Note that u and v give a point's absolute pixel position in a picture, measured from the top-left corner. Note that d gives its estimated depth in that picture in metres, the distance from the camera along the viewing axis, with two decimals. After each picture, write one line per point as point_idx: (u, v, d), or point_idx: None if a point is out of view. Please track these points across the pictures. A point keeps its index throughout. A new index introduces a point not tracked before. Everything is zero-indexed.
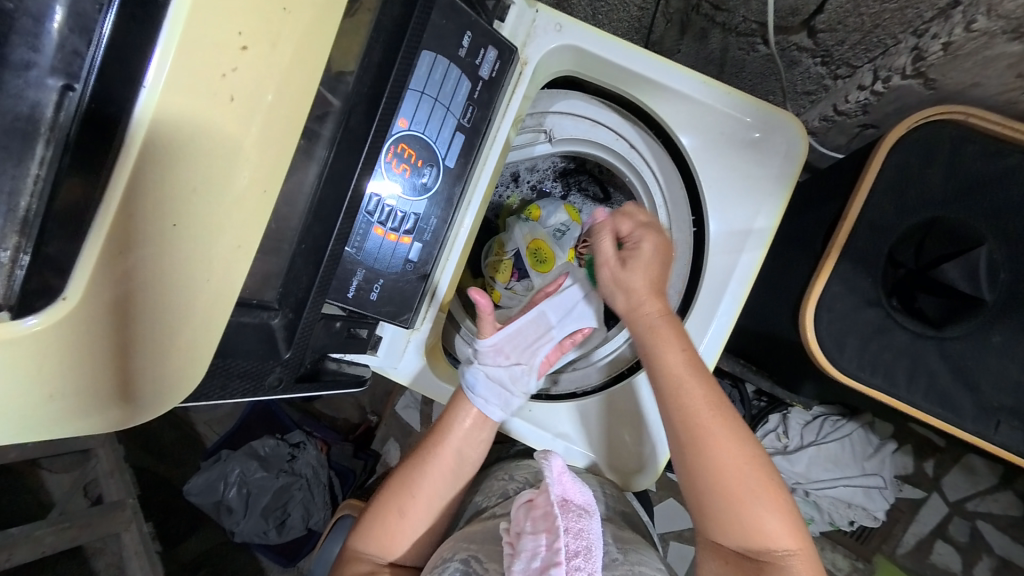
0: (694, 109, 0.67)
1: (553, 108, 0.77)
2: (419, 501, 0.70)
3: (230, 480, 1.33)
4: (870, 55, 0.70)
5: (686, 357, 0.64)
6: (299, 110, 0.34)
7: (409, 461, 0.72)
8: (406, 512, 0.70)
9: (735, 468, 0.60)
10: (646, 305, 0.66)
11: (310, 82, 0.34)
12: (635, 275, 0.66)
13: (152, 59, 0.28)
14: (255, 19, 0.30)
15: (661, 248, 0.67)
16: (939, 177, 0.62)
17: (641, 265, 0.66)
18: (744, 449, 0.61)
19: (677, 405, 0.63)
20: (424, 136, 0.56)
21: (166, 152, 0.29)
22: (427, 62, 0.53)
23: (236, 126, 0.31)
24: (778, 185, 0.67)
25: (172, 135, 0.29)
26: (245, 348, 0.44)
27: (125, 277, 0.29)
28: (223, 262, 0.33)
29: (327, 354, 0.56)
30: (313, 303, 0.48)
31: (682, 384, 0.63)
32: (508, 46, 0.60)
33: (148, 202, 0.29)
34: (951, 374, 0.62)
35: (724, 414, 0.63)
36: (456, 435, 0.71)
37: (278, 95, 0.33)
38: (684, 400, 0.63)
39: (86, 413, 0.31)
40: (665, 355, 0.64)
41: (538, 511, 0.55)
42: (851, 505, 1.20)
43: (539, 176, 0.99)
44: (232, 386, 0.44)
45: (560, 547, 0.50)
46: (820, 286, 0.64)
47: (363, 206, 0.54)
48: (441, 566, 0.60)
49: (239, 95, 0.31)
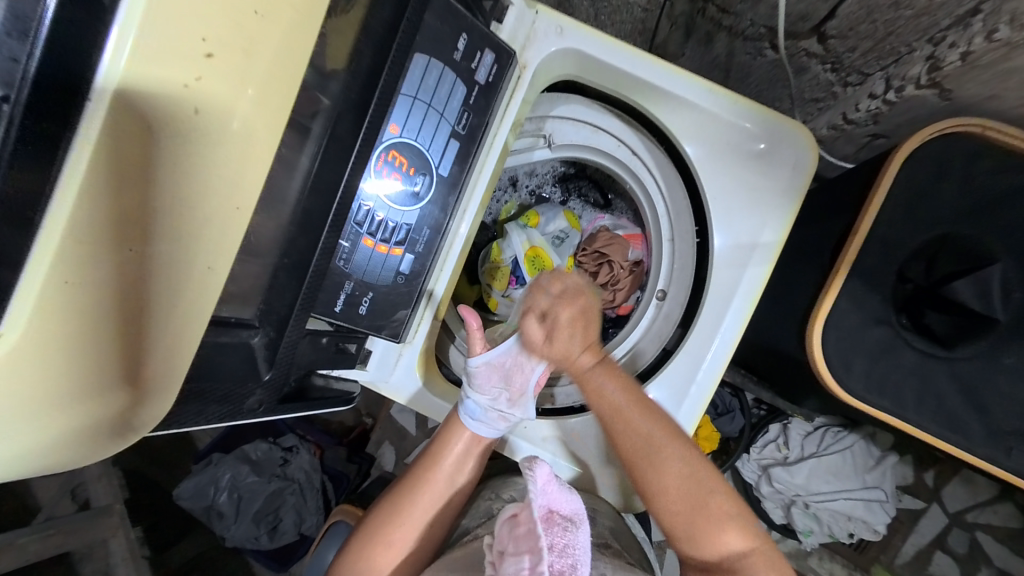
0: (699, 118, 0.65)
1: (553, 112, 0.75)
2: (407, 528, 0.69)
3: (221, 484, 1.31)
4: (882, 63, 0.67)
5: (625, 398, 0.63)
6: (275, 113, 0.34)
7: (398, 484, 0.71)
8: (397, 532, 0.68)
9: (681, 495, 0.60)
10: (579, 355, 0.64)
11: (288, 89, 0.34)
12: (558, 334, 0.63)
13: (98, 66, 0.26)
14: (222, 24, 0.29)
15: (589, 310, 0.64)
16: (952, 191, 0.60)
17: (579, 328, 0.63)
18: (688, 467, 0.61)
19: (622, 431, 0.62)
20: (417, 143, 0.53)
21: (124, 165, 0.28)
22: (421, 66, 0.51)
23: (209, 138, 0.31)
24: (784, 197, 0.64)
25: (122, 156, 0.28)
26: (223, 369, 0.41)
27: (90, 301, 0.29)
28: (195, 276, 0.33)
29: (314, 371, 0.54)
30: (297, 319, 0.45)
31: (622, 418, 0.62)
32: (507, 49, 0.58)
33: (100, 226, 0.28)
34: (963, 397, 0.60)
35: (666, 440, 0.61)
36: (449, 459, 0.70)
37: (258, 92, 0.32)
38: (627, 430, 0.62)
39: (57, 449, 0.31)
40: (606, 395, 0.63)
41: (522, 529, 0.52)
42: (851, 518, 1.18)
43: (538, 181, 0.96)
44: (210, 411, 0.41)
45: (544, 569, 0.47)
46: (828, 303, 0.62)
47: (352, 215, 0.52)
48: None
49: (203, 105, 0.30)
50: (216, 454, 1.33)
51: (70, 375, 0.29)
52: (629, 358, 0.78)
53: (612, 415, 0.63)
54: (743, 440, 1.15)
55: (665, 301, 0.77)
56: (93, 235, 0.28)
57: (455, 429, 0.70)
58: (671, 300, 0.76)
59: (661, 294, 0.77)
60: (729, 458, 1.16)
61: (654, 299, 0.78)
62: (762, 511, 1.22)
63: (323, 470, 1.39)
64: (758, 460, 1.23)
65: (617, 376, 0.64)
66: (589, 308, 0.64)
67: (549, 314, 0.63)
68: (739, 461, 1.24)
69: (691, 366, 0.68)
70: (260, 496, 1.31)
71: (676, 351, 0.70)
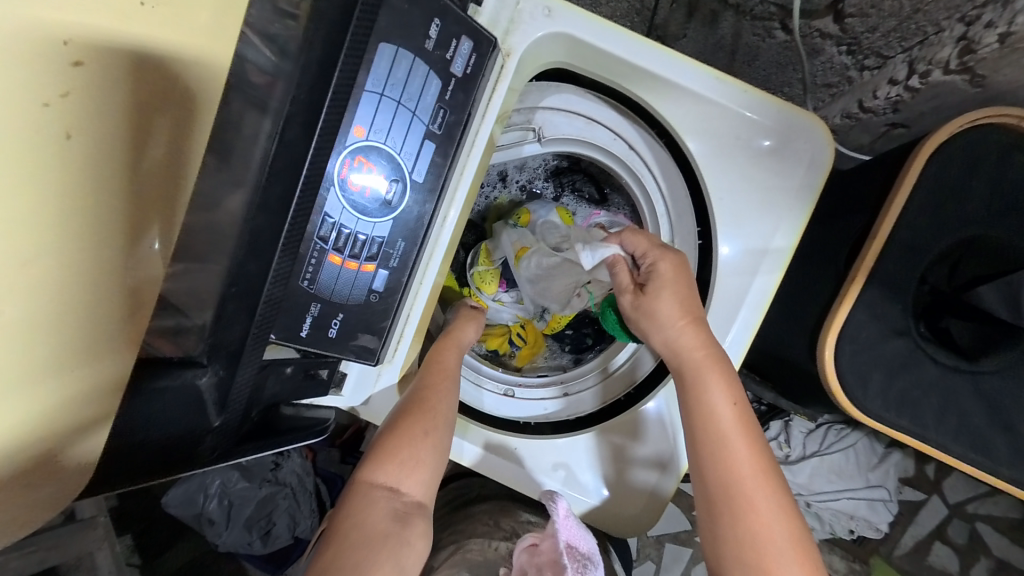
0: (704, 110, 0.58)
1: (543, 103, 0.68)
2: (413, 469, 0.56)
3: (211, 492, 1.26)
4: (907, 44, 0.62)
5: (728, 395, 0.53)
6: (167, 114, 0.33)
7: (394, 420, 0.58)
8: (412, 465, 0.56)
9: (772, 543, 0.47)
10: (685, 330, 0.56)
11: (183, 97, 0.34)
12: (659, 305, 0.56)
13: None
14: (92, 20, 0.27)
15: (684, 272, 0.58)
16: (981, 191, 0.54)
17: (674, 286, 0.57)
18: (785, 511, 0.49)
19: (715, 447, 0.52)
20: (387, 146, 0.47)
21: (21, 167, 0.25)
22: (387, 57, 0.45)
23: (109, 155, 0.29)
24: (797, 198, 0.58)
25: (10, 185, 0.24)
26: (166, 417, 0.37)
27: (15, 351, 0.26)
28: (115, 310, 0.32)
29: (280, 403, 0.49)
30: (250, 353, 0.40)
31: (722, 429, 0.52)
32: (487, 36, 0.51)
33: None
34: (986, 413, 0.55)
35: (764, 464, 0.51)
36: (446, 386, 0.63)
37: (141, 82, 0.30)
38: (721, 439, 0.52)
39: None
40: (708, 397, 0.53)
41: (542, 559, 0.52)
42: (853, 517, 1.16)
43: (529, 176, 0.90)
44: (154, 464, 0.37)
45: None
46: (845, 312, 0.56)
47: (314, 229, 0.46)
48: None
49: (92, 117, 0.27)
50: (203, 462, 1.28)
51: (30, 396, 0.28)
52: (624, 369, 0.74)
53: (709, 418, 0.53)
54: None
55: None
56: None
57: (444, 359, 0.66)
58: None
59: None
60: None
61: None
62: None
63: (316, 472, 1.40)
64: None
65: (724, 371, 0.55)
66: (686, 272, 0.58)
67: (647, 265, 0.58)
68: None
69: None
70: (251, 502, 1.28)
71: None
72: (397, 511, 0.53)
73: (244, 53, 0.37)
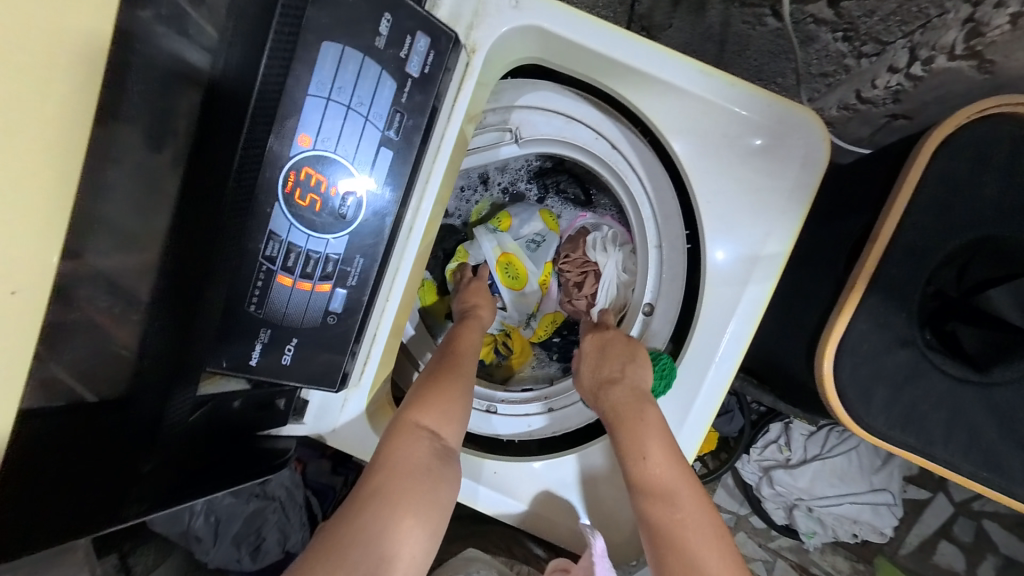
0: (688, 106, 0.54)
1: (519, 101, 0.64)
2: (452, 417, 0.57)
3: (197, 508, 1.22)
4: (908, 28, 0.56)
5: (667, 455, 0.53)
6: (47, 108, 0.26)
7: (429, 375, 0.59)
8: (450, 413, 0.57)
9: None
10: (623, 390, 0.57)
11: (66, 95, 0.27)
12: (593, 377, 0.61)
13: None
14: None
15: (619, 340, 0.62)
16: (993, 187, 0.50)
17: (612, 352, 0.61)
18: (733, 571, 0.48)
19: (655, 510, 0.51)
20: (338, 155, 0.43)
21: None
22: (332, 57, 0.40)
23: None
24: (791, 199, 0.54)
25: None
26: (89, 463, 0.33)
27: None
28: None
29: (233, 437, 0.46)
30: (180, 395, 0.38)
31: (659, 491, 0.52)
32: (446, 32, 0.46)
33: None
34: (998, 429, 0.51)
35: (705, 526, 0.50)
36: (471, 349, 0.64)
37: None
38: (686, 551, 0.49)
39: None
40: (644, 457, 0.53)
41: None
42: (857, 521, 1.12)
43: (512, 177, 0.86)
44: (78, 523, 0.33)
45: None
46: (843, 322, 0.52)
47: (261, 250, 0.42)
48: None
49: None
50: None
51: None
52: None
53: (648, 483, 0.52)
54: (743, 439, 1.12)
55: (653, 317, 0.67)
56: None
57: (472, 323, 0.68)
58: (659, 316, 0.66)
59: (648, 308, 0.67)
60: (729, 459, 1.12)
61: (640, 314, 0.68)
62: (762, 510, 1.18)
63: (305, 485, 1.42)
64: (759, 461, 1.17)
65: (661, 427, 0.55)
66: (620, 340, 0.62)
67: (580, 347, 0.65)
68: (739, 462, 1.19)
69: (683, 405, 0.59)
70: (240, 517, 1.26)
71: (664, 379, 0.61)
72: (434, 452, 0.53)
73: (185, 54, 0.33)
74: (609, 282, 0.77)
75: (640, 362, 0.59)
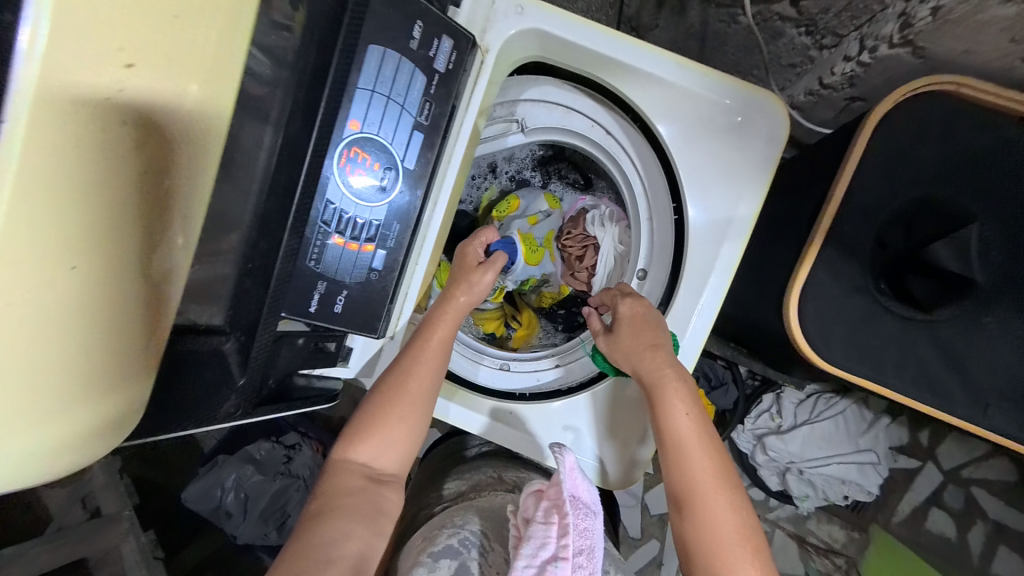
0: (669, 93, 0.63)
1: (524, 96, 0.73)
2: (390, 440, 0.62)
3: (226, 486, 1.31)
4: (857, 22, 0.65)
5: (693, 418, 0.58)
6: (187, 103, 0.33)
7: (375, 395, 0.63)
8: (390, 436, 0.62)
9: (726, 548, 0.52)
10: (646, 356, 0.62)
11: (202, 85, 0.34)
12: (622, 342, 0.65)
13: (10, 80, 0.23)
14: (140, 36, 0.29)
15: (648, 311, 0.66)
16: (929, 153, 0.59)
17: (640, 323, 0.65)
18: (741, 521, 0.54)
19: (681, 463, 0.57)
20: (380, 137, 0.52)
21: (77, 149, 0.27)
22: (376, 57, 0.50)
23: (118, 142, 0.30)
24: (759, 170, 0.63)
25: (47, 164, 0.25)
26: (193, 373, 0.43)
27: (76, 314, 0.30)
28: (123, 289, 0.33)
29: (294, 372, 0.55)
30: (266, 321, 0.46)
31: (684, 445, 0.57)
32: (465, 35, 0.56)
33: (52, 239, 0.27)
34: (941, 359, 0.59)
35: (724, 480, 0.56)
36: (424, 363, 0.64)
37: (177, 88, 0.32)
38: (703, 499, 0.54)
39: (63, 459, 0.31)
40: (672, 415, 0.59)
41: (547, 503, 0.54)
42: (845, 481, 1.20)
43: (518, 166, 0.95)
44: (181, 418, 0.42)
45: (568, 542, 0.50)
46: (805, 271, 0.61)
47: (318, 214, 0.51)
48: (454, 529, 0.61)
49: (124, 88, 0.29)
50: (222, 457, 1.33)
51: (40, 414, 0.29)
52: None
53: (675, 439, 0.58)
54: (737, 412, 1.20)
55: (646, 281, 0.76)
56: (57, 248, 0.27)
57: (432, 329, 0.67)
58: (652, 280, 0.75)
59: (642, 274, 0.76)
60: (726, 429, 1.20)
61: (635, 279, 0.77)
62: (758, 478, 1.25)
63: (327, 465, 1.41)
64: (753, 430, 1.25)
65: (687, 391, 0.60)
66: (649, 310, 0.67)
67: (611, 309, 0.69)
68: (734, 433, 1.26)
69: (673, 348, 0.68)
70: (267, 494, 1.32)
71: None
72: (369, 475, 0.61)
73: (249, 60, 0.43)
74: (608, 252, 0.86)
75: (664, 334, 0.64)
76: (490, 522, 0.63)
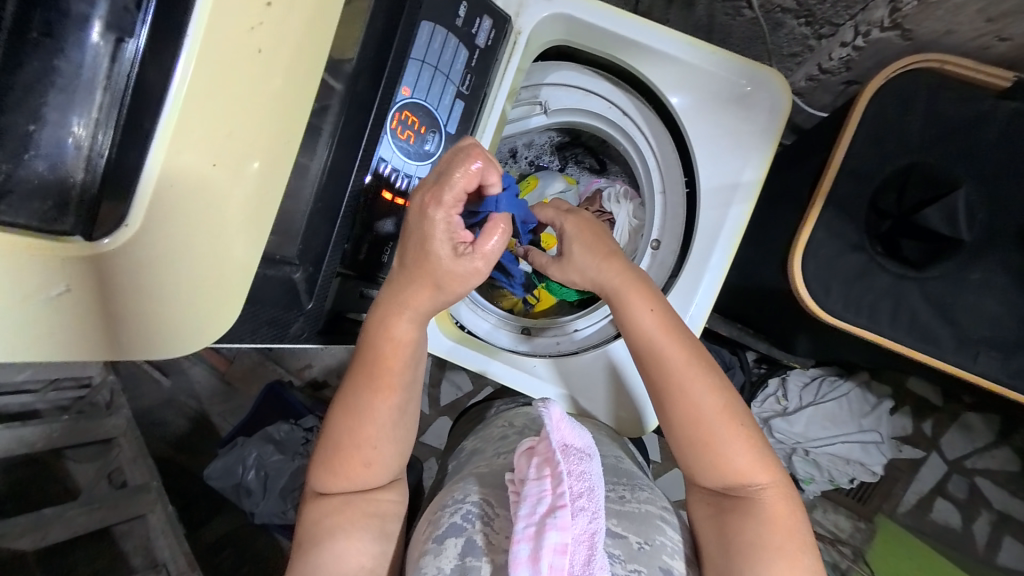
0: (679, 70, 0.70)
1: (546, 80, 0.80)
2: (366, 462, 0.60)
3: (248, 463, 1.30)
4: (851, 11, 0.71)
5: (656, 317, 0.62)
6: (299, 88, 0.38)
7: (341, 413, 0.60)
8: (365, 456, 0.60)
9: (706, 423, 0.58)
10: (599, 269, 0.65)
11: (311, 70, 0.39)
12: (575, 258, 0.66)
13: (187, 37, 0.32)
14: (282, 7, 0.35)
15: (592, 220, 0.68)
16: (915, 123, 0.65)
17: (586, 234, 0.66)
18: (717, 396, 0.59)
19: (653, 362, 0.61)
20: (426, 103, 0.59)
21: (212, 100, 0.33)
22: (427, 31, 0.57)
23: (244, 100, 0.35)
24: (762, 139, 0.70)
25: (191, 101, 0.32)
26: (272, 298, 0.48)
27: (181, 245, 0.35)
28: (226, 244, 0.37)
29: (342, 312, 0.61)
30: (329, 258, 0.54)
31: (652, 342, 0.61)
32: (502, 16, 0.64)
33: (183, 166, 0.33)
34: (932, 310, 0.65)
35: (694, 363, 0.60)
36: (378, 375, 0.59)
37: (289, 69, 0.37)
38: (680, 387, 0.59)
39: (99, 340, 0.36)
40: (636, 317, 0.63)
41: (539, 458, 0.47)
42: (849, 462, 1.24)
43: (536, 151, 1.01)
44: (262, 331, 0.48)
45: (564, 490, 0.43)
46: (807, 232, 0.67)
47: (371, 168, 0.57)
48: (454, 506, 0.58)
49: (266, 46, 0.35)
50: (240, 438, 1.32)
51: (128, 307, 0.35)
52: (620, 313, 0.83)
53: (645, 339, 0.62)
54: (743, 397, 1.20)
55: (659, 250, 0.81)
56: (187, 182, 0.34)
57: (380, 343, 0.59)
58: (665, 248, 0.81)
59: (656, 243, 0.81)
60: None
61: (649, 248, 0.82)
62: None
63: None
64: (759, 413, 1.28)
65: (644, 292, 0.63)
66: (593, 220, 0.68)
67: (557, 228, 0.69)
68: None
69: (684, 304, 0.74)
70: (285, 473, 1.28)
71: (668, 292, 0.76)
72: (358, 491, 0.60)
73: None
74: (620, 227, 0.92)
75: (613, 243, 0.67)
76: (491, 488, 0.60)
